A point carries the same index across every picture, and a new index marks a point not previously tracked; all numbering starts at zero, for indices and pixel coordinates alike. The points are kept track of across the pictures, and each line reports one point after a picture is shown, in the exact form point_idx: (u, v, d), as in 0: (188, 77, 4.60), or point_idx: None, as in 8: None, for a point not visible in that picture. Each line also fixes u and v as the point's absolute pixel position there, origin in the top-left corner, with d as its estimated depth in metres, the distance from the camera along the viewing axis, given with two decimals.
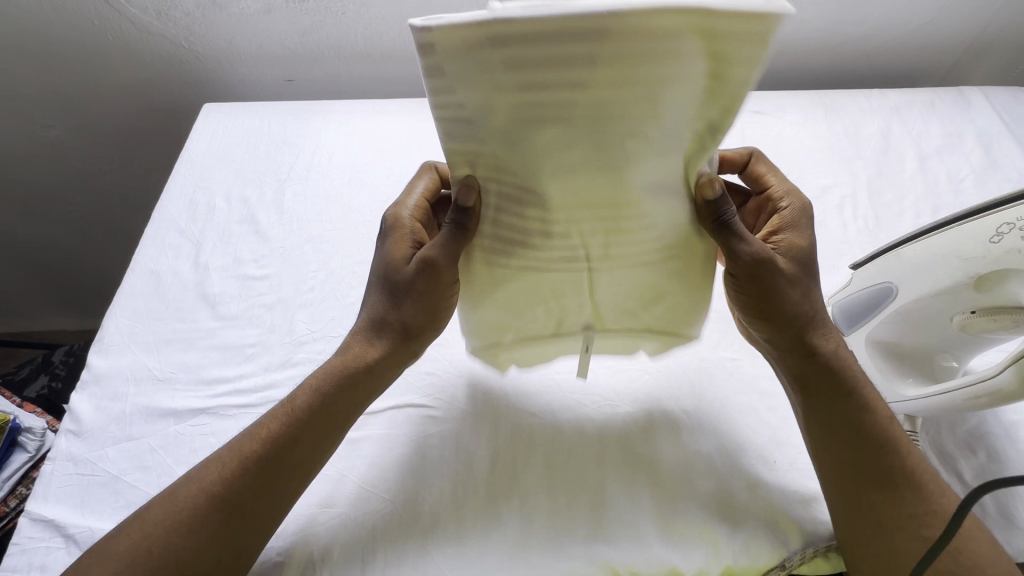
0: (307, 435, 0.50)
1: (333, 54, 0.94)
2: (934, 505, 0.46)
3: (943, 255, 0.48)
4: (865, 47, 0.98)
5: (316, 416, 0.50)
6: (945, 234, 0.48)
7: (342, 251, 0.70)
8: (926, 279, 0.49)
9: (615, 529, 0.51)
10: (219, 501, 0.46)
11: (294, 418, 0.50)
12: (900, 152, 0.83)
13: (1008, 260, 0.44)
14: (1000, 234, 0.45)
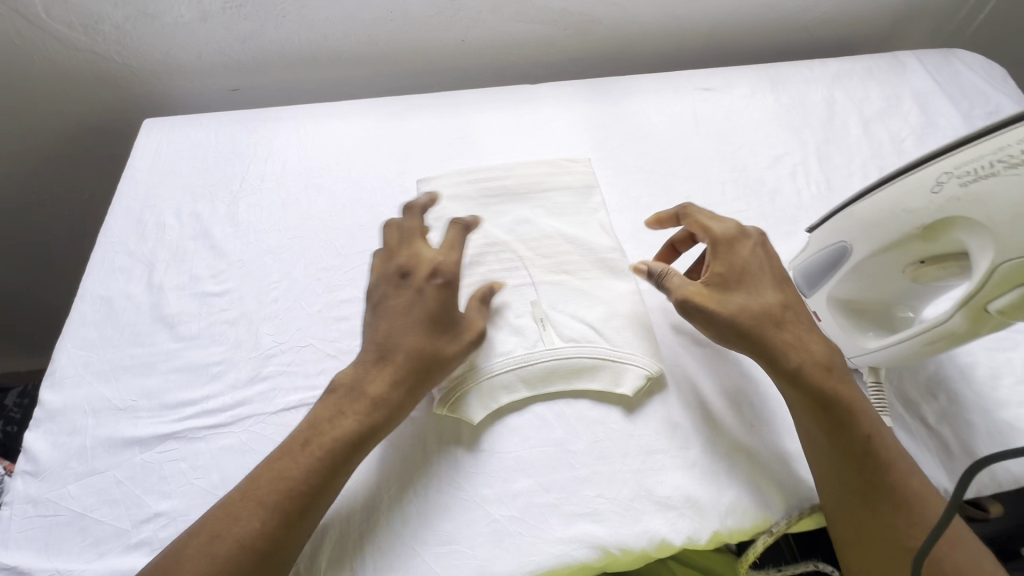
0: (325, 482, 0.47)
1: (277, 59, 0.91)
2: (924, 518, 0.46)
3: (890, 209, 0.49)
4: (804, 20, 1.01)
5: (337, 458, 0.48)
6: (890, 189, 0.50)
7: (305, 259, 0.68)
8: (876, 235, 0.51)
9: (603, 509, 0.52)
10: (236, 550, 0.43)
11: (314, 464, 0.47)
12: (844, 118, 0.86)
13: (949, 209, 0.45)
14: (939, 183, 0.45)
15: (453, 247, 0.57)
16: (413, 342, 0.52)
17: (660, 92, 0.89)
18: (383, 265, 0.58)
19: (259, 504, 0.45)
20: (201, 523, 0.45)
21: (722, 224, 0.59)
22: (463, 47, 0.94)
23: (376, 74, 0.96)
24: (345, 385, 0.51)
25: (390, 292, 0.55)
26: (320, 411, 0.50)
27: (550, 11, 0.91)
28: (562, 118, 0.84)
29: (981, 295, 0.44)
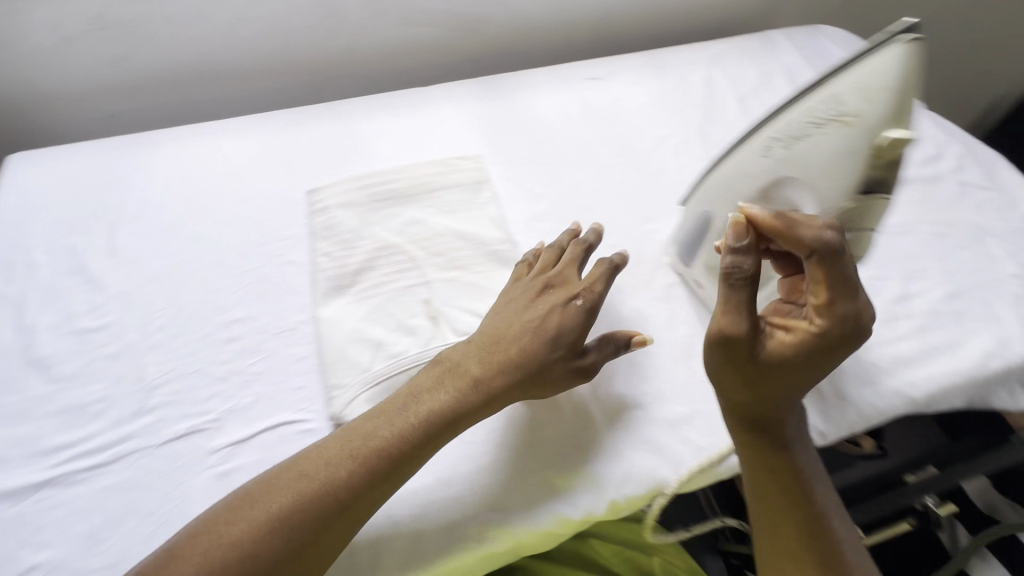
0: (410, 456, 0.49)
1: (157, 81, 0.88)
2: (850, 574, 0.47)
3: (736, 175, 0.52)
4: (685, 7, 1.06)
5: (401, 466, 0.48)
6: (734, 154, 0.52)
7: (192, 283, 0.66)
8: (729, 200, 0.53)
9: (503, 496, 0.53)
10: (273, 529, 0.44)
11: (410, 430, 0.49)
12: (723, 96, 0.91)
13: (780, 169, 0.48)
14: (769, 146, 0.48)
15: (602, 278, 0.56)
16: (535, 351, 0.53)
17: (551, 85, 0.91)
18: (541, 269, 0.60)
19: (351, 458, 0.47)
20: (291, 460, 0.48)
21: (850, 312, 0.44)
22: (353, 54, 0.93)
23: (267, 88, 0.94)
24: (449, 361, 0.54)
25: (531, 296, 0.57)
26: (429, 380, 0.52)
27: (436, 13, 0.92)
28: (454, 118, 0.85)
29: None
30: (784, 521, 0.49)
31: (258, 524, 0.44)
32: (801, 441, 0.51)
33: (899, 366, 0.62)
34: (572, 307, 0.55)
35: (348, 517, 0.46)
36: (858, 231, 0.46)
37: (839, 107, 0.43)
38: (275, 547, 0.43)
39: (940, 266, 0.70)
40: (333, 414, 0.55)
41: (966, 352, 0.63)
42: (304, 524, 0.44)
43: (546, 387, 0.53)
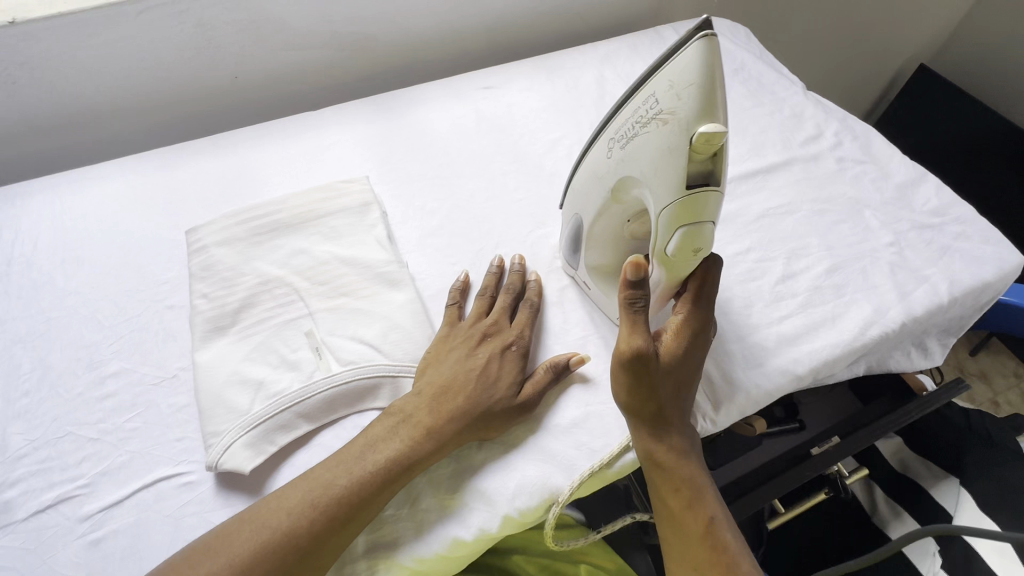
0: (367, 501, 0.49)
1: (25, 129, 0.83)
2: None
3: (594, 177, 0.55)
4: (576, 8, 1.07)
5: (332, 528, 0.47)
6: (591, 157, 0.56)
7: (62, 340, 0.63)
8: (592, 201, 0.56)
9: (393, 525, 0.51)
10: None
11: (365, 479, 0.49)
12: (614, 95, 0.93)
13: (621, 166, 0.51)
14: (612, 146, 0.52)
15: (525, 324, 0.61)
16: (477, 397, 0.54)
17: (443, 97, 0.91)
18: (476, 317, 0.61)
19: (309, 506, 0.47)
20: (249, 509, 0.48)
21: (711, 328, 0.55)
22: (238, 83, 0.91)
23: (150, 125, 0.90)
24: (397, 413, 0.54)
25: (472, 345, 0.58)
26: (383, 427, 0.53)
27: (319, 35, 0.90)
28: (343, 140, 0.83)
29: (662, 239, 0.49)
30: (689, 535, 0.51)
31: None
32: (694, 458, 0.54)
33: (783, 343, 0.63)
34: (499, 352, 0.58)
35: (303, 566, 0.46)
36: (696, 223, 0.47)
37: (660, 105, 0.45)
38: None
39: (821, 241, 0.73)
40: (209, 463, 0.52)
41: (847, 323, 0.65)
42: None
43: (489, 427, 0.54)
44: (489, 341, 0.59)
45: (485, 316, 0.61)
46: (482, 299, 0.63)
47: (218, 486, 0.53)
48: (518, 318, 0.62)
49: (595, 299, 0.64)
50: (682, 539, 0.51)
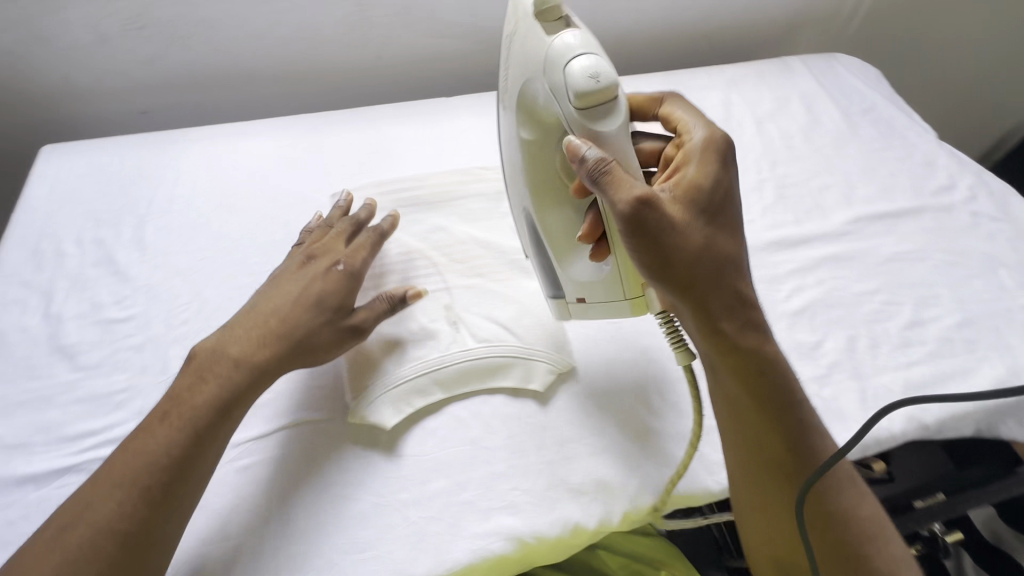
0: (199, 446, 0.49)
1: (186, 80, 0.89)
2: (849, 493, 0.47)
3: (508, 153, 0.57)
4: (703, 28, 1.07)
5: (197, 439, 0.49)
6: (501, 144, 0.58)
7: (216, 279, 0.67)
8: (519, 172, 0.56)
9: (518, 501, 0.53)
10: (92, 536, 0.44)
11: (222, 387, 0.52)
12: (740, 119, 0.93)
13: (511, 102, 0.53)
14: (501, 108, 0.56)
15: (360, 251, 0.62)
16: (296, 314, 0.56)
17: None
18: (315, 242, 0.64)
19: (113, 484, 0.46)
20: (122, 447, 0.49)
21: (700, 125, 0.54)
22: (379, 63, 0.95)
23: (293, 93, 0.96)
24: (203, 356, 0.53)
25: (293, 269, 0.61)
26: (186, 383, 0.52)
27: (460, 26, 0.94)
28: (476, 128, 0.87)
29: (569, 108, 0.46)
30: (773, 435, 0.49)
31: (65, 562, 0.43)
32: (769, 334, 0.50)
33: (911, 390, 0.62)
34: (325, 272, 0.60)
35: (189, 484, 0.48)
36: (575, 60, 0.45)
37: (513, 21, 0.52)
38: (119, 524, 0.45)
39: (953, 293, 0.71)
40: (352, 413, 0.56)
41: (979, 378, 0.64)
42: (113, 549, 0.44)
43: (325, 330, 0.57)
44: (314, 262, 0.61)
45: (316, 242, 0.64)
46: (315, 236, 0.65)
47: (355, 435, 0.56)
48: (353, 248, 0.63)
49: (590, 307, 0.58)
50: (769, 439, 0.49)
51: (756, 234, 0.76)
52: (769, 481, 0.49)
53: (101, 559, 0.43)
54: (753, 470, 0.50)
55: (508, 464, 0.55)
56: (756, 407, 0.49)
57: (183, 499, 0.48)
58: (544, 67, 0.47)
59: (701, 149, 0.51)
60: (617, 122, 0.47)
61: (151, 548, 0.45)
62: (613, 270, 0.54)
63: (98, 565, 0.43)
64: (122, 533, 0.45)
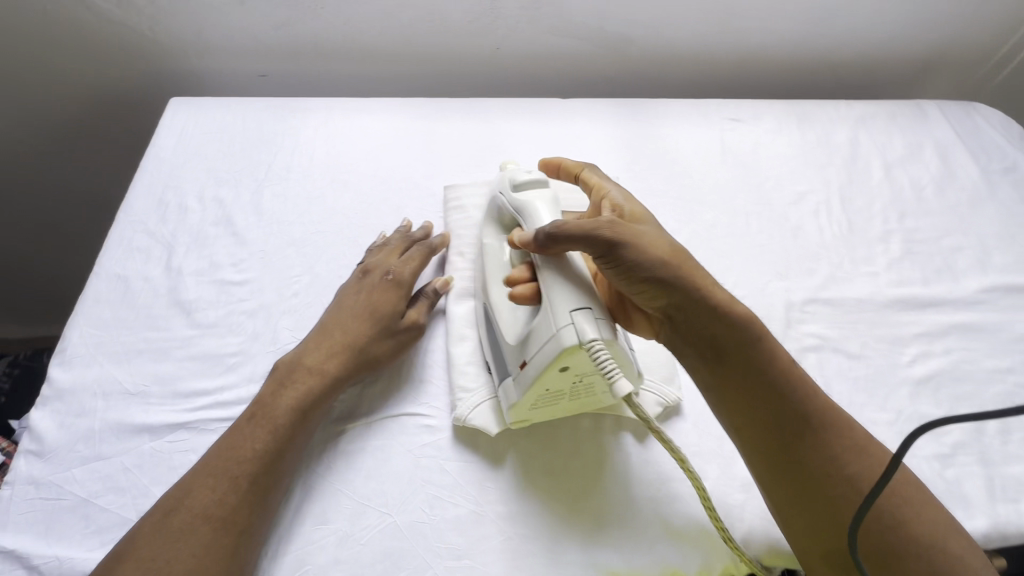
0: (288, 445, 0.49)
1: (309, 49, 0.90)
2: (858, 445, 0.48)
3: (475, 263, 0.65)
4: (834, 57, 1.01)
5: (289, 435, 0.50)
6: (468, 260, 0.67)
7: (327, 255, 0.68)
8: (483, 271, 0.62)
9: (616, 534, 0.52)
10: (196, 519, 0.44)
11: (303, 395, 0.52)
12: (867, 160, 0.87)
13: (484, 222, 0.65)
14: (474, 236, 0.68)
15: (415, 265, 0.63)
16: (360, 325, 0.57)
17: (690, 117, 0.90)
18: (376, 253, 0.64)
19: (210, 476, 0.46)
20: (220, 446, 0.48)
21: (614, 185, 0.61)
22: (497, 54, 0.93)
23: (407, 74, 0.95)
24: (283, 366, 0.54)
25: (352, 284, 0.61)
26: (266, 389, 0.52)
27: (584, 27, 0.91)
28: (591, 136, 0.85)
29: (510, 197, 0.60)
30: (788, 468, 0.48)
31: (165, 557, 0.42)
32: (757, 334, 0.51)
33: None
34: (378, 284, 0.60)
35: (280, 477, 0.48)
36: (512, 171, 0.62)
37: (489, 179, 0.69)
38: (220, 511, 0.44)
39: None
40: (457, 416, 0.56)
41: None
42: (217, 542, 0.43)
43: (388, 341, 0.58)
44: (366, 275, 0.61)
45: (376, 254, 0.64)
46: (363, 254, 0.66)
47: (455, 438, 0.56)
48: (405, 259, 0.63)
49: (527, 373, 0.51)
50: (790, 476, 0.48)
51: (878, 288, 0.72)
52: (793, 467, 0.48)
53: (203, 544, 0.43)
54: (770, 458, 0.49)
55: (605, 492, 0.54)
56: (753, 387, 0.49)
57: (277, 488, 0.48)
58: (499, 183, 0.63)
59: (620, 199, 0.58)
60: (545, 198, 0.58)
61: (248, 536, 0.45)
62: (541, 313, 0.51)
63: (199, 545, 0.43)
64: (222, 518, 0.44)
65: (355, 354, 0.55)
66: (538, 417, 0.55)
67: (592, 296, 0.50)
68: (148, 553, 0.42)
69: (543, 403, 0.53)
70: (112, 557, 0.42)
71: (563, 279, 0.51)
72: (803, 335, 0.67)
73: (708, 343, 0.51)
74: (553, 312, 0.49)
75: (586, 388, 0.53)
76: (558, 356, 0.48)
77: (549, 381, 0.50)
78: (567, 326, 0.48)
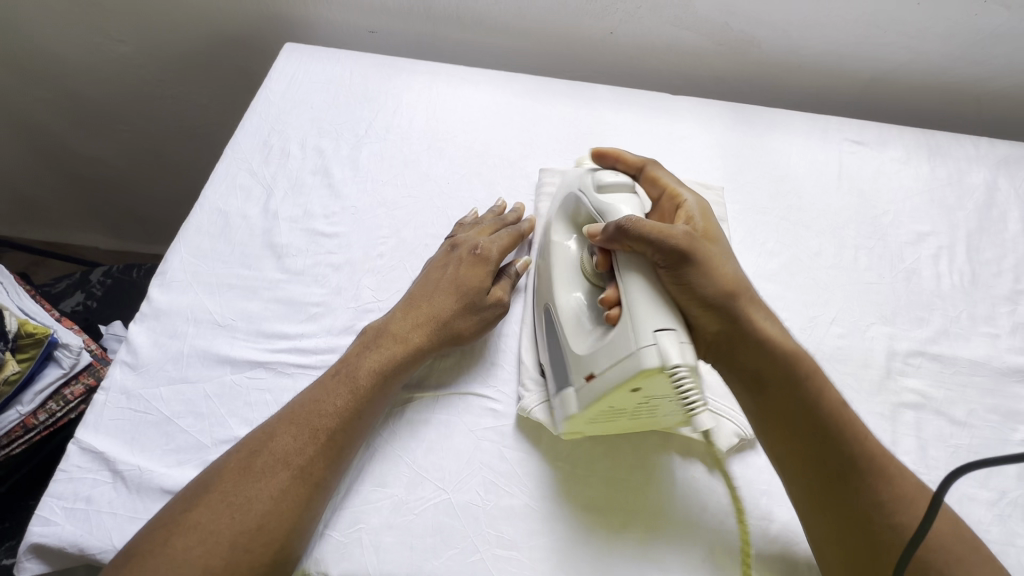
0: (367, 407, 0.51)
1: (421, 11, 0.89)
2: (910, 497, 0.46)
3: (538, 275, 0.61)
4: (982, 90, 0.91)
5: (372, 395, 0.51)
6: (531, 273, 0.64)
7: (415, 221, 0.67)
8: (546, 284, 0.58)
9: (670, 558, 0.49)
10: (275, 464, 0.46)
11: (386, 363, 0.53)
12: (1004, 210, 0.78)
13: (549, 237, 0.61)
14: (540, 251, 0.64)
15: (505, 243, 0.62)
16: (446, 300, 0.57)
17: (808, 134, 0.83)
18: (470, 231, 0.64)
19: (293, 423, 0.48)
20: (303, 398, 0.50)
21: (688, 192, 0.58)
22: (609, 39, 0.89)
23: (513, 49, 0.93)
24: (370, 330, 0.55)
25: (439, 257, 0.61)
26: (352, 350, 0.54)
27: (708, 23, 0.85)
28: (696, 138, 0.80)
29: (592, 198, 0.56)
30: (832, 511, 0.47)
31: (247, 495, 0.44)
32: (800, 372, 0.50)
33: None
34: (465, 258, 0.60)
35: (357, 436, 0.50)
36: (596, 174, 0.58)
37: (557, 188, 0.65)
38: (300, 459, 0.46)
39: None
40: (521, 408, 0.55)
41: None
42: (294, 489, 0.45)
43: (471, 318, 0.57)
44: (456, 247, 0.61)
45: (470, 230, 0.63)
46: (454, 228, 0.65)
47: (518, 428, 0.55)
48: (495, 236, 0.63)
49: (594, 387, 0.48)
50: (835, 520, 0.46)
51: (996, 353, 0.65)
52: (836, 498, 0.47)
53: (282, 489, 0.45)
54: (811, 484, 0.48)
55: (663, 513, 0.51)
56: (795, 418, 0.49)
57: (350, 446, 0.49)
58: (576, 181, 0.60)
59: (694, 209, 0.56)
60: (631, 204, 0.55)
61: (321, 488, 0.47)
62: (619, 326, 0.48)
63: (278, 489, 0.45)
64: (300, 468, 0.46)
65: (437, 326, 0.56)
66: (591, 429, 0.52)
67: (674, 316, 0.47)
68: (231, 486, 0.44)
69: (602, 418, 0.50)
70: (198, 483, 0.45)
71: (645, 288, 0.48)
72: (902, 389, 0.61)
73: (754, 376, 0.51)
74: (635, 328, 0.46)
75: (648, 411, 0.50)
76: (634, 378, 0.45)
77: (614, 400, 0.47)
78: (649, 347, 0.44)
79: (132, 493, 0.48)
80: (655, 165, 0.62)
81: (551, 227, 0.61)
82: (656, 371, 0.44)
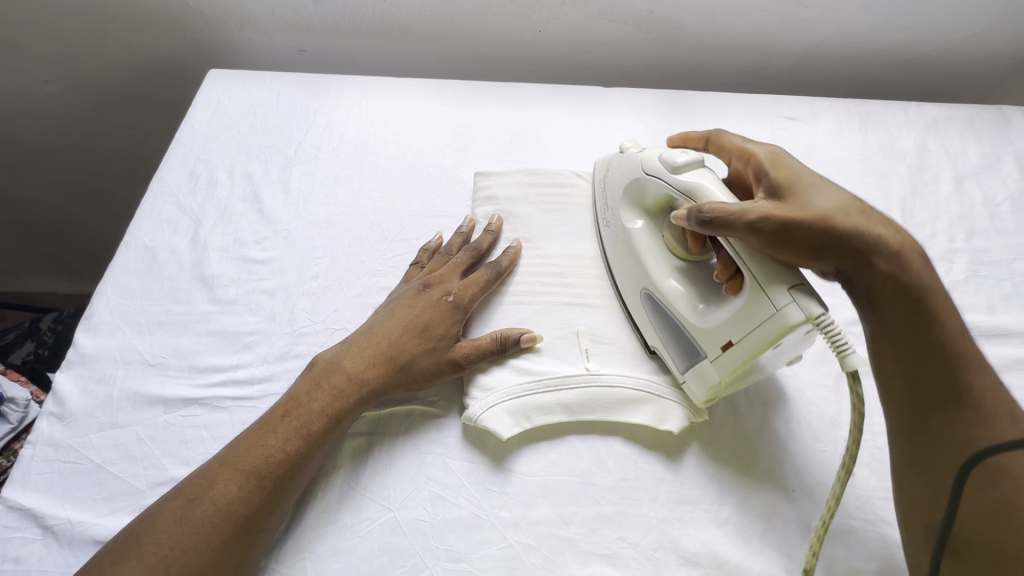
0: (312, 449, 0.49)
1: (348, 26, 0.88)
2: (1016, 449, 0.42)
3: (614, 253, 0.63)
4: (909, 54, 0.92)
5: (320, 437, 0.50)
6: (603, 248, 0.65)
7: (350, 238, 0.67)
8: (626, 266, 0.60)
9: (622, 553, 0.49)
10: (214, 514, 0.44)
11: (335, 399, 0.51)
12: (935, 171, 0.80)
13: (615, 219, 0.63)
14: (605, 222, 0.65)
15: (481, 287, 0.60)
16: (405, 339, 0.55)
17: (742, 113, 0.84)
18: (431, 265, 0.63)
19: (237, 470, 0.46)
20: (238, 441, 0.49)
21: (756, 145, 0.56)
22: (539, 38, 0.90)
23: (444, 56, 0.93)
24: (322, 364, 0.54)
25: (407, 293, 0.59)
26: (302, 386, 0.52)
27: (633, 13, 0.86)
28: (630, 128, 0.80)
29: (669, 179, 0.55)
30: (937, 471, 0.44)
31: (184, 548, 0.42)
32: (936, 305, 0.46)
33: None
34: (436, 301, 0.58)
35: (301, 479, 0.49)
36: (664, 152, 0.57)
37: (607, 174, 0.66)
38: (240, 509, 0.45)
39: None
40: (468, 416, 0.54)
41: None
42: (237, 540, 0.44)
43: (427, 363, 0.55)
44: (430, 287, 0.60)
45: (439, 264, 0.62)
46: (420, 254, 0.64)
47: (464, 436, 0.55)
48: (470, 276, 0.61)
49: (733, 353, 0.49)
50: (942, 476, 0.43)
51: None
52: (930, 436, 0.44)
53: (220, 541, 0.43)
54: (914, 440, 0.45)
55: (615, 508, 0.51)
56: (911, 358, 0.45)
57: (295, 488, 0.48)
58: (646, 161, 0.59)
59: (767, 159, 0.54)
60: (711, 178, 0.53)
61: (260, 532, 0.45)
62: (746, 293, 0.49)
63: (219, 541, 0.43)
64: (242, 517, 0.45)
65: (393, 368, 0.54)
66: (721, 391, 0.54)
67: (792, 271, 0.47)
68: (164, 540, 0.42)
69: (739, 377, 0.52)
70: (122, 537, 0.43)
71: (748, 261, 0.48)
72: None
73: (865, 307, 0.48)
74: (767, 292, 0.47)
75: (774, 359, 0.52)
76: (781, 335, 0.46)
77: (755, 360, 0.49)
78: (790, 304, 0.45)
79: (64, 547, 0.46)
80: (717, 133, 0.61)
81: (617, 211, 0.62)
82: (801, 326, 0.46)
